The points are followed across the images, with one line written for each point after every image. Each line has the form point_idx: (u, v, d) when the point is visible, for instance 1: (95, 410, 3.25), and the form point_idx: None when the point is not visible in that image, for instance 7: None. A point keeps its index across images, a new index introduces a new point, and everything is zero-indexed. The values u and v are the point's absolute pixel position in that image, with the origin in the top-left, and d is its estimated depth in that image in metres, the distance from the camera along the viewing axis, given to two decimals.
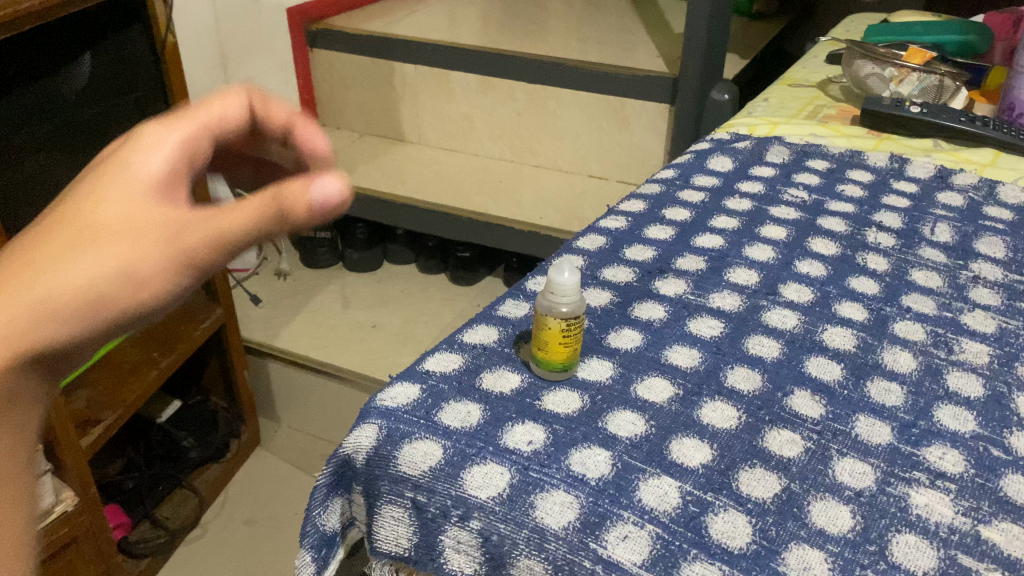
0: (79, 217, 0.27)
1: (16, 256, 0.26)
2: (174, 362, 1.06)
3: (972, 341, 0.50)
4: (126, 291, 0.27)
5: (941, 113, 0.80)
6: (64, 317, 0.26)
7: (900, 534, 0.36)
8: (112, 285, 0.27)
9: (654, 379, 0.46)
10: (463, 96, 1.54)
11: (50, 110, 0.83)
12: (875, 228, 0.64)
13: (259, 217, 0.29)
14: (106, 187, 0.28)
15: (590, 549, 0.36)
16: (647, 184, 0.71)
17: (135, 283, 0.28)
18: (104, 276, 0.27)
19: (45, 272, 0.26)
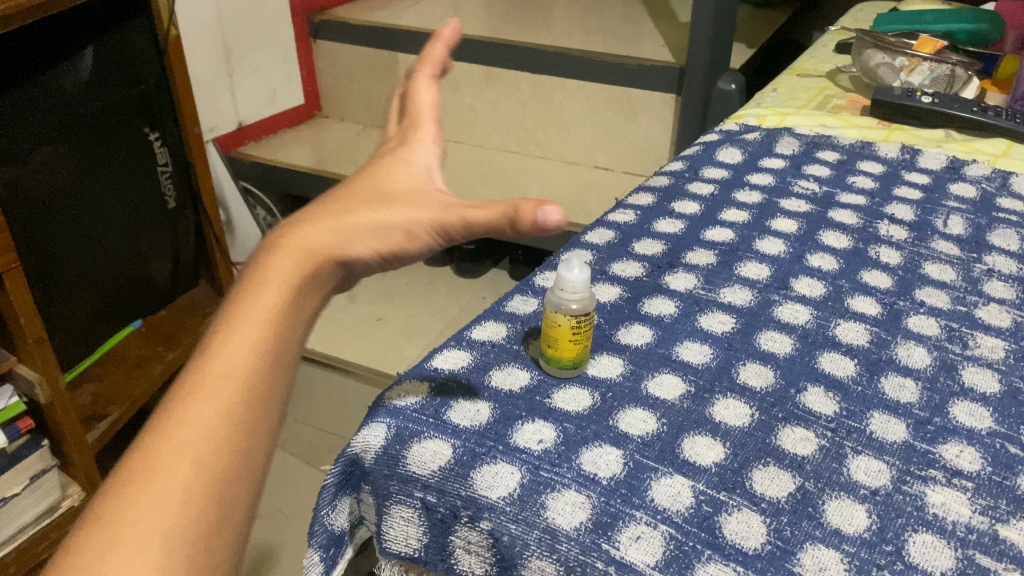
0: (381, 187, 0.36)
1: (339, 203, 0.36)
2: (179, 356, 1.06)
3: (987, 336, 0.49)
4: (394, 243, 0.34)
5: (952, 103, 0.79)
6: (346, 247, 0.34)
7: (917, 534, 0.36)
8: (386, 235, 0.34)
9: (665, 375, 0.45)
10: (468, 87, 1.53)
11: (54, 104, 0.83)
12: (886, 221, 0.63)
13: (499, 219, 0.33)
14: (398, 176, 0.37)
15: (603, 550, 0.35)
16: (655, 177, 0.70)
17: (403, 241, 0.35)
18: (383, 226, 0.34)
19: (359, 213, 0.35)
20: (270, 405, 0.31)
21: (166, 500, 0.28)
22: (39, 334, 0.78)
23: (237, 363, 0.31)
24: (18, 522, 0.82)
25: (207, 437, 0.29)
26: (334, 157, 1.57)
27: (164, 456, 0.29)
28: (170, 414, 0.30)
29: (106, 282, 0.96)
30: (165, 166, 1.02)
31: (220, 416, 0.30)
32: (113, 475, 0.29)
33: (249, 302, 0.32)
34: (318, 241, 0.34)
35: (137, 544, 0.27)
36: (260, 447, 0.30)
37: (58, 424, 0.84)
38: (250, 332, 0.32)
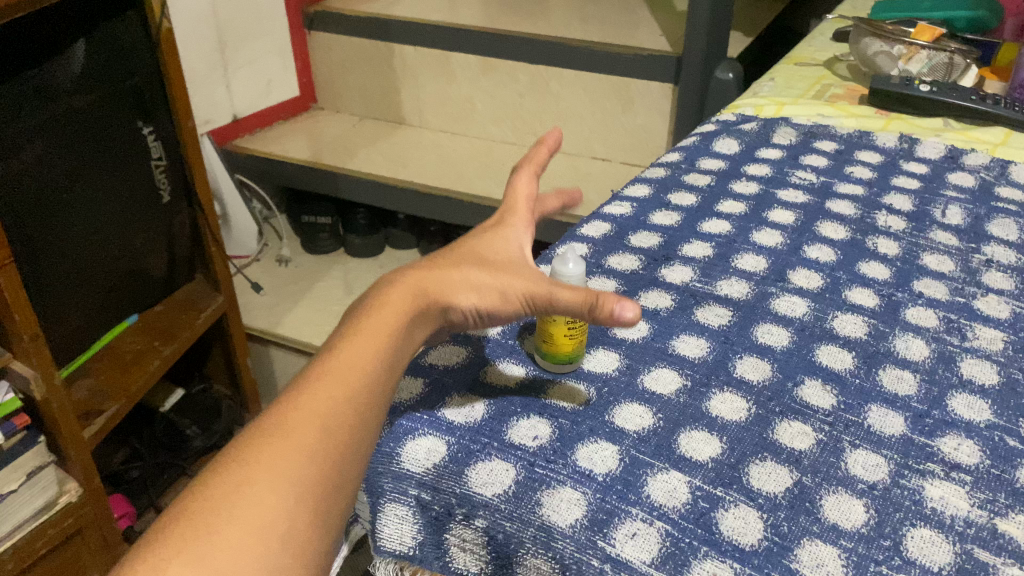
0: (484, 252, 0.43)
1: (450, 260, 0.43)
2: (176, 351, 1.05)
3: (986, 327, 0.49)
4: (490, 301, 0.41)
5: (951, 92, 0.78)
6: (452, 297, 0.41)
7: (914, 529, 0.36)
8: (486, 292, 0.41)
9: (661, 370, 0.45)
10: (464, 78, 1.52)
11: (47, 98, 0.82)
12: (885, 211, 0.62)
13: (583, 302, 0.38)
14: (497, 244, 0.44)
15: (598, 547, 0.35)
16: (651, 168, 0.70)
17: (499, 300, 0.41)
18: (486, 284, 0.41)
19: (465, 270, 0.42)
20: (378, 406, 0.37)
21: (291, 463, 0.33)
22: (33, 330, 0.78)
23: (357, 365, 0.37)
24: (14, 519, 0.82)
25: (328, 421, 0.35)
26: (330, 149, 1.57)
27: (292, 429, 0.34)
28: (298, 397, 0.36)
29: (101, 277, 0.96)
30: (159, 160, 1.01)
31: (339, 405, 0.36)
32: (246, 436, 0.35)
33: (372, 319, 0.39)
34: (432, 287, 0.41)
35: (263, 492, 0.32)
36: (366, 439, 0.36)
37: (54, 420, 0.84)
38: (372, 342, 0.38)
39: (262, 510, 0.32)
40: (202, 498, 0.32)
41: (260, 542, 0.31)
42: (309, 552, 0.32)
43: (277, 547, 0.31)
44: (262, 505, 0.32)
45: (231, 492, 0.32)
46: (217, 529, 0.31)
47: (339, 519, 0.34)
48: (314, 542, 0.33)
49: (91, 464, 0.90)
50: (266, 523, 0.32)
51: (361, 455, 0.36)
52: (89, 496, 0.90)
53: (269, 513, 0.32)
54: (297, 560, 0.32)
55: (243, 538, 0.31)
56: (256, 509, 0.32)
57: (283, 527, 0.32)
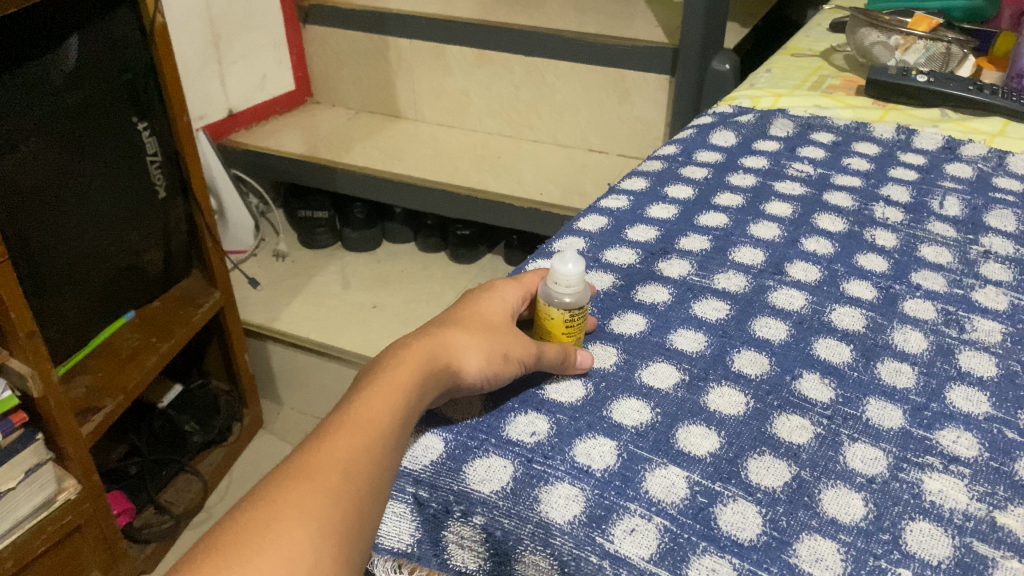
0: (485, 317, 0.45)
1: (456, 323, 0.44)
2: (173, 347, 1.05)
3: (984, 319, 0.49)
4: (496, 364, 0.42)
5: (948, 81, 0.78)
6: (458, 361, 0.41)
7: (913, 522, 0.36)
8: (491, 356, 0.42)
9: (659, 364, 0.45)
10: (460, 71, 1.51)
11: (41, 93, 0.81)
12: (882, 203, 0.62)
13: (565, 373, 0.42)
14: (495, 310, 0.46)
15: (597, 543, 0.35)
16: (647, 161, 0.70)
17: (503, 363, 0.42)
18: (489, 347, 0.42)
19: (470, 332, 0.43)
20: (396, 458, 0.38)
21: (317, 506, 0.34)
22: (30, 328, 0.78)
23: (377, 418, 0.38)
24: (14, 517, 0.82)
25: (350, 469, 0.36)
26: (326, 143, 1.56)
27: (316, 475, 0.36)
28: (319, 446, 0.37)
29: (96, 273, 0.96)
30: (153, 155, 1.01)
31: (360, 453, 0.37)
32: (271, 480, 0.36)
33: (387, 376, 0.40)
34: (437, 352, 0.41)
35: (291, 529, 0.33)
36: (383, 492, 0.37)
37: (52, 418, 0.83)
38: (390, 395, 0.39)
39: (292, 544, 0.33)
40: (231, 532, 0.33)
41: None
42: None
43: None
44: (291, 540, 0.33)
45: (261, 527, 0.33)
46: (249, 560, 0.32)
47: (360, 565, 0.35)
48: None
49: (90, 461, 0.90)
50: (296, 559, 0.32)
51: (379, 505, 0.37)
52: (87, 493, 0.90)
53: (298, 549, 0.33)
54: None
55: (274, 571, 0.32)
56: (285, 544, 0.33)
57: (311, 563, 0.33)
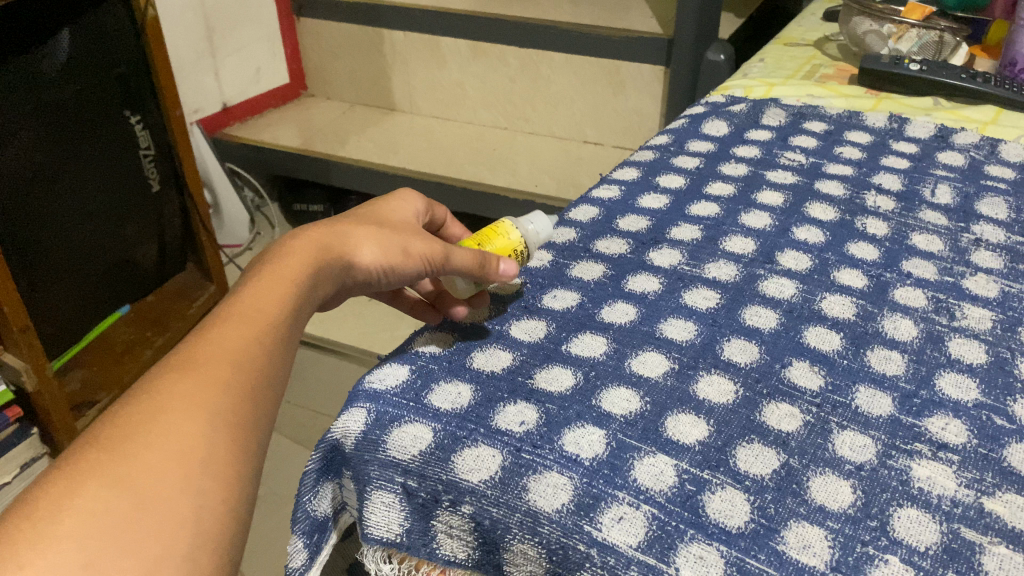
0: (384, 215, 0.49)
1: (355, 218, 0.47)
2: (168, 341, 1.07)
3: (975, 307, 0.49)
4: (393, 257, 0.46)
5: (941, 70, 0.78)
6: (354, 250, 0.44)
7: (901, 509, 0.36)
8: (390, 249, 0.45)
9: (649, 353, 0.45)
10: (454, 63, 1.51)
11: (31, 88, 0.81)
12: (874, 192, 0.62)
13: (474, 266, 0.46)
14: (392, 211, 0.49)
15: (585, 532, 0.35)
16: (640, 151, 0.70)
17: (400, 257, 0.46)
18: (388, 241, 0.46)
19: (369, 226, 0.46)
20: (286, 350, 0.38)
21: (208, 395, 0.33)
22: (23, 322, 0.77)
23: (262, 311, 0.38)
24: None
25: (239, 358, 0.35)
26: (320, 136, 1.56)
27: (202, 365, 0.34)
28: (202, 339, 0.36)
29: (91, 267, 0.95)
30: (147, 149, 1.01)
31: (247, 346, 0.36)
32: (154, 376, 0.34)
33: (277, 265, 0.41)
34: (334, 238, 0.44)
35: (180, 419, 0.31)
36: (277, 380, 0.36)
37: (47, 412, 0.83)
38: (278, 291, 0.39)
39: (182, 439, 0.31)
40: (115, 425, 0.31)
41: (184, 468, 0.30)
42: (236, 475, 0.31)
43: (202, 473, 0.30)
44: (181, 429, 0.31)
45: (146, 419, 0.31)
46: (137, 452, 0.30)
47: (262, 454, 0.34)
48: (240, 468, 0.32)
49: None
50: (189, 444, 0.31)
51: (273, 395, 0.36)
52: None
53: (190, 437, 0.31)
54: (223, 489, 0.31)
55: (164, 461, 0.30)
56: (175, 433, 0.31)
57: (205, 453, 0.31)
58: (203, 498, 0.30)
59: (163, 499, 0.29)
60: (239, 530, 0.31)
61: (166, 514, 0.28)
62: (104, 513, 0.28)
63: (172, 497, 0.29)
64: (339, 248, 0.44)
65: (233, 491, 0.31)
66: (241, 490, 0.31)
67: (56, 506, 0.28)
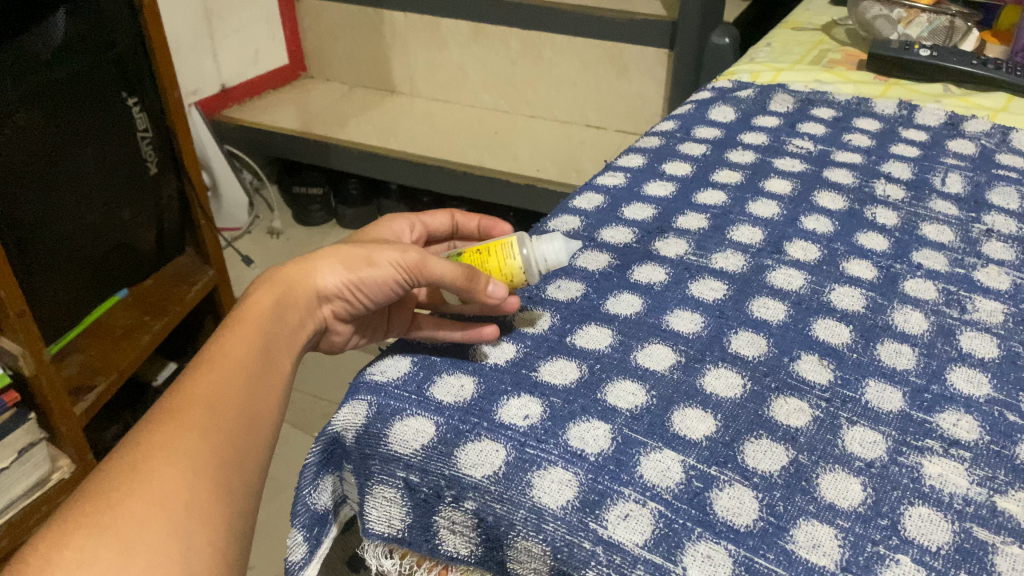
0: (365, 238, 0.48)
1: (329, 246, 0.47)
2: (166, 326, 1.05)
3: (986, 299, 0.48)
4: (358, 270, 0.45)
5: (952, 56, 0.77)
6: (317, 274, 0.45)
7: (912, 507, 0.35)
8: (355, 264, 0.45)
9: (654, 346, 0.44)
10: (454, 45, 1.50)
11: (28, 68, 0.79)
12: (883, 180, 0.61)
13: (452, 272, 0.44)
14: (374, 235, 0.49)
15: (590, 529, 0.34)
16: (645, 137, 0.69)
17: (366, 267, 0.44)
18: (349, 256, 0.45)
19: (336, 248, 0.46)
20: (263, 389, 0.40)
21: (186, 444, 0.35)
22: (19, 306, 0.77)
23: (234, 355, 0.40)
24: (9, 496, 0.80)
25: (213, 403, 0.37)
26: (320, 119, 1.55)
27: (180, 416, 0.37)
28: (180, 390, 0.38)
29: (89, 251, 0.95)
30: (145, 130, 1.00)
31: (222, 389, 0.38)
32: (138, 431, 0.36)
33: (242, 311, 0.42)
34: (296, 269, 0.45)
35: (160, 469, 0.34)
36: (256, 421, 0.39)
37: (44, 397, 0.82)
38: (246, 333, 0.41)
39: (162, 485, 0.33)
40: (101, 481, 0.34)
41: (164, 511, 0.33)
42: (219, 516, 0.34)
43: (183, 514, 0.33)
44: (161, 480, 0.34)
45: (128, 473, 0.34)
46: (121, 503, 0.32)
47: (247, 491, 0.36)
48: (222, 509, 0.34)
49: (83, 440, 0.89)
50: (169, 493, 0.33)
51: (255, 433, 0.38)
52: (82, 472, 0.89)
53: (169, 486, 0.33)
54: (205, 527, 0.33)
55: (145, 507, 0.33)
56: (156, 484, 0.33)
57: (184, 496, 0.33)
58: (183, 541, 0.32)
59: (147, 546, 0.31)
60: (227, 564, 0.34)
61: (151, 559, 0.31)
62: (91, 562, 0.30)
63: (157, 543, 0.32)
64: (299, 278, 0.45)
65: (217, 529, 0.34)
66: (226, 528, 0.34)
67: (48, 559, 0.31)
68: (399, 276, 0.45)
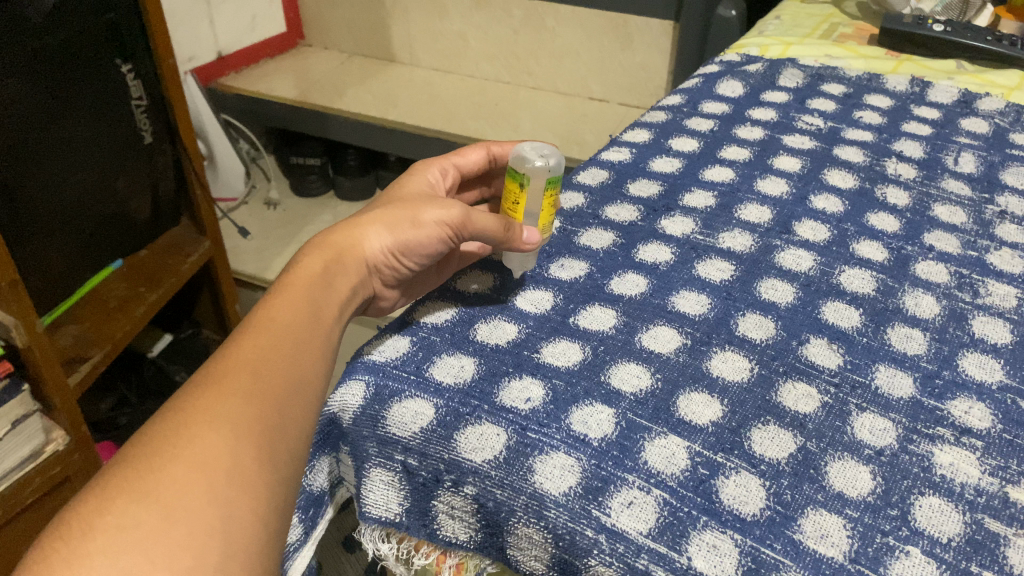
0: (396, 194, 0.51)
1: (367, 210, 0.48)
2: (161, 297, 1.04)
3: (999, 283, 0.47)
4: (404, 231, 0.46)
5: (965, 32, 0.75)
6: (363, 240, 0.46)
7: (923, 497, 0.34)
8: (400, 226, 0.46)
9: (660, 328, 0.43)
10: (456, 13, 1.48)
11: (22, 33, 0.77)
12: (894, 159, 0.60)
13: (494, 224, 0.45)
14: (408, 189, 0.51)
15: (593, 517, 0.33)
16: (652, 112, 0.67)
17: (412, 228, 0.46)
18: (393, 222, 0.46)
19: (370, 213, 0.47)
20: (309, 353, 0.40)
21: (229, 410, 0.35)
22: (13, 277, 0.75)
23: (279, 321, 0.40)
24: (3, 467, 0.78)
25: (256, 369, 0.37)
26: (318, 87, 1.52)
27: (224, 380, 0.37)
28: (224, 355, 0.38)
29: (81, 220, 0.93)
30: (139, 99, 0.98)
31: (266, 356, 0.38)
32: (182, 395, 0.37)
33: (287, 282, 0.43)
34: (341, 237, 0.46)
35: (202, 434, 0.34)
36: (300, 386, 0.38)
37: (38, 369, 0.81)
38: (292, 299, 0.41)
39: (202, 450, 0.33)
40: (146, 446, 0.34)
41: (204, 478, 0.32)
42: (259, 482, 0.34)
43: (223, 481, 0.33)
44: (203, 445, 0.34)
45: (169, 438, 0.34)
46: (163, 468, 0.32)
47: (291, 458, 0.36)
48: (265, 476, 0.34)
49: (77, 411, 0.87)
50: (211, 459, 0.33)
51: (301, 401, 0.38)
52: (76, 443, 0.87)
53: (212, 452, 0.33)
54: (246, 493, 0.33)
55: (186, 473, 0.32)
56: (197, 449, 0.33)
57: (226, 462, 0.33)
58: (223, 507, 0.32)
59: (187, 512, 0.31)
60: (267, 533, 0.34)
61: (191, 526, 0.31)
62: (132, 528, 0.30)
63: (197, 509, 0.31)
64: (346, 245, 0.45)
65: (258, 498, 0.34)
66: (268, 496, 0.34)
67: (88, 525, 0.30)
68: (445, 233, 0.46)
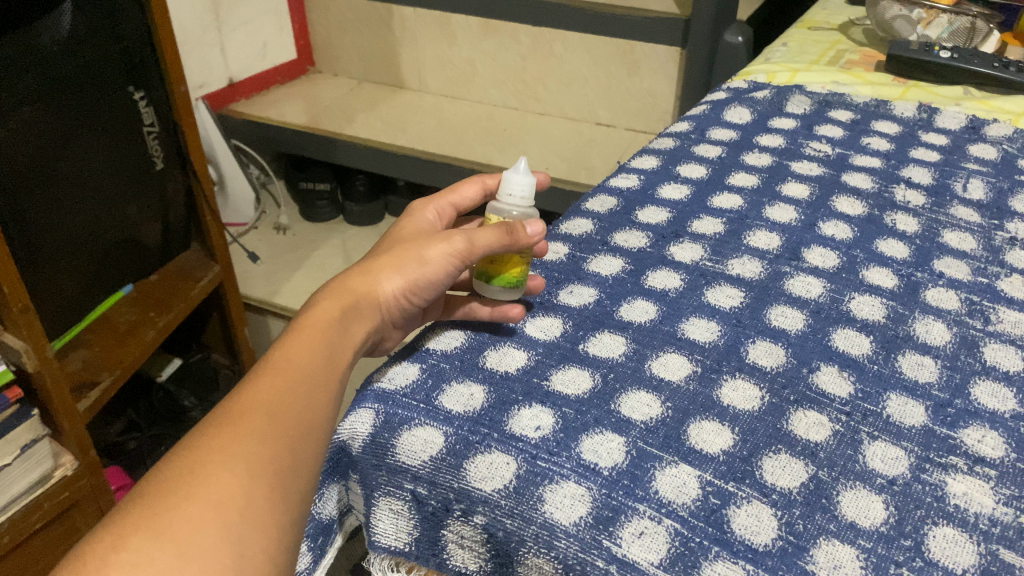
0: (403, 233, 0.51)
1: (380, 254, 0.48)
2: (171, 322, 1.04)
3: (1010, 310, 0.47)
4: (414, 271, 0.46)
5: (973, 58, 0.76)
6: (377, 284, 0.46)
7: (936, 528, 0.33)
8: (409, 266, 0.46)
9: (671, 356, 0.43)
10: (465, 39, 1.49)
11: (35, 62, 0.78)
12: (903, 185, 0.60)
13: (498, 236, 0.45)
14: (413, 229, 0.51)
15: (604, 547, 0.33)
16: (660, 138, 0.68)
17: (419, 265, 0.46)
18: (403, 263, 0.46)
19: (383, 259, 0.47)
20: (323, 395, 0.39)
21: (247, 449, 0.35)
22: (23, 302, 0.75)
23: (297, 361, 0.40)
24: (11, 492, 0.79)
25: (272, 409, 0.37)
26: (327, 113, 1.54)
27: (241, 419, 0.36)
28: (242, 395, 0.38)
29: (91, 246, 0.93)
30: (150, 126, 0.98)
31: (282, 395, 0.38)
32: (197, 433, 0.36)
33: (303, 322, 0.42)
34: (356, 283, 0.45)
35: (219, 473, 0.34)
36: (314, 426, 0.38)
37: (48, 395, 0.81)
38: (310, 341, 0.41)
39: (219, 489, 0.33)
40: (163, 482, 0.34)
41: (220, 518, 0.33)
42: (273, 523, 0.34)
43: (239, 522, 0.33)
44: (219, 484, 0.34)
45: (186, 476, 0.34)
46: (180, 506, 0.32)
47: (303, 497, 0.36)
48: (277, 516, 0.34)
49: (86, 436, 0.87)
50: (226, 499, 0.33)
51: (313, 442, 0.38)
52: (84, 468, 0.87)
53: (228, 491, 0.33)
54: (260, 534, 0.33)
55: (202, 512, 0.32)
56: (213, 488, 0.33)
57: (241, 503, 0.33)
58: (237, 549, 0.32)
59: (201, 552, 0.31)
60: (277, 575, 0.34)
61: (205, 565, 0.31)
62: (147, 564, 0.30)
63: (212, 549, 0.32)
64: (363, 290, 0.45)
65: (271, 539, 0.34)
66: (279, 536, 0.34)
67: (104, 559, 0.30)
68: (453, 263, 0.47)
